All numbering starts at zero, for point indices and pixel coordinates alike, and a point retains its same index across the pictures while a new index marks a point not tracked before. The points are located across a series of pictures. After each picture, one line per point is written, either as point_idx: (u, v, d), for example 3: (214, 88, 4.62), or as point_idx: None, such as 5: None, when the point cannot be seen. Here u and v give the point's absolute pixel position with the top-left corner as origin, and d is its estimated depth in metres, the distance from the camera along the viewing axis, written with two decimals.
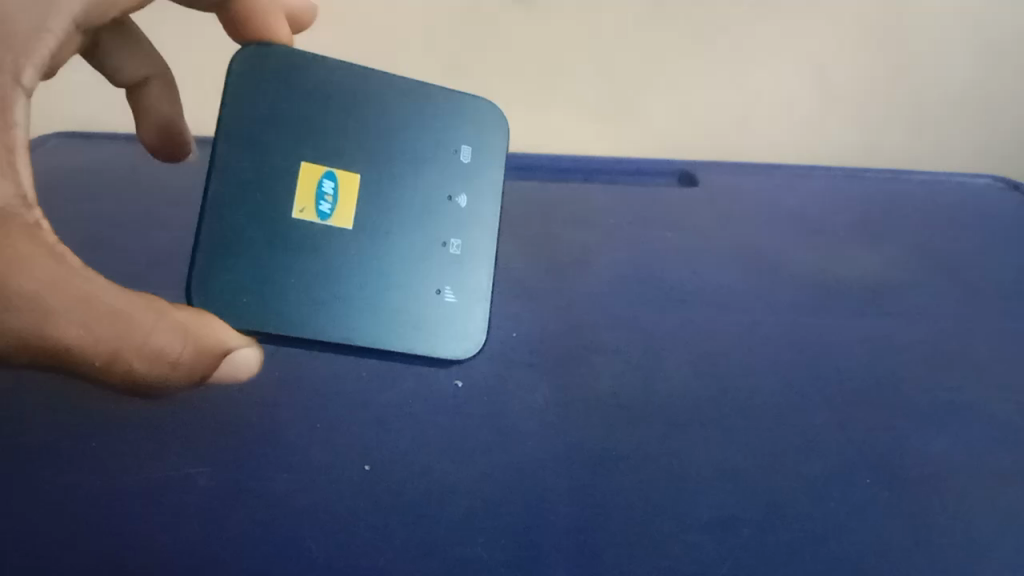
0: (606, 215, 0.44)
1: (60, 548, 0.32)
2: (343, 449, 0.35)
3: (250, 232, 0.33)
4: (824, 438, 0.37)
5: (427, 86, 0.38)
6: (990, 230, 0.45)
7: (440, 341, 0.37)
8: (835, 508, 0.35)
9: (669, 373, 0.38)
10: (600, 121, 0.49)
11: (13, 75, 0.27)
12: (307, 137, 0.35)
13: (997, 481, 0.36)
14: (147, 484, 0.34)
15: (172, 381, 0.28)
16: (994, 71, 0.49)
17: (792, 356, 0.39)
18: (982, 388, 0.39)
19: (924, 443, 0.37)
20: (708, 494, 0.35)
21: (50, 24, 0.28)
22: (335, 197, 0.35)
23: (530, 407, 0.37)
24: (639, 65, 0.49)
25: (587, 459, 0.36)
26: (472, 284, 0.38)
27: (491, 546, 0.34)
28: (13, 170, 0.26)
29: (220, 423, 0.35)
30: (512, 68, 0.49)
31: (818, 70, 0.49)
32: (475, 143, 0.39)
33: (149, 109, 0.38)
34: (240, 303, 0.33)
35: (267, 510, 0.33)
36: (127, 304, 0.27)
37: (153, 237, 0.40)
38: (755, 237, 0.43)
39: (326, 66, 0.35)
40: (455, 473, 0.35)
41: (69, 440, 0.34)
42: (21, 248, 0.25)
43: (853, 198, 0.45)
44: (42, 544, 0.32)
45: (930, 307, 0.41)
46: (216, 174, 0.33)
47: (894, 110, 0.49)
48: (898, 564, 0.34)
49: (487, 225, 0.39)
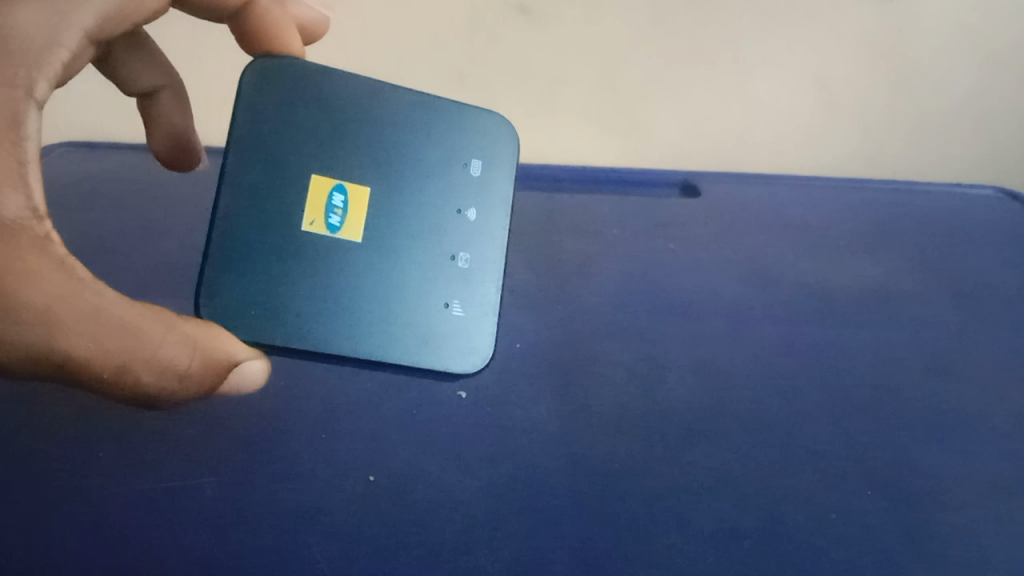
0: (609, 226, 0.44)
1: (60, 556, 0.32)
2: (347, 461, 0.35)
3: (259, 245, 0.33)
4: (826, 447, 0.37)
5: (437, 100, 0.38)
6: (987, 241, 0.45)
7: (447, 355, 0.37)
8: (836, 518, 0.35)
9: (673, 383, 0.38)
10: (604, 132, 0.50)
11: (25, 88, 0.27)
12: (318, 151, 0.35)
13: (998, 492, 0.37)
14: (151, 494, 0.33)
15: (180, 392, 0.28)
16: (995, 83, 0.50)
17: (795, 365, 0.39)
18: (982, 398, 0.39)
19: (924, 452, 0.37)
20: (711, 505, 0.35)
21: (62, 38, 0.28)
22: (345, 210, 0.35)
23: (535, 418, 0.37)
24: (642, 76, 0.49)
25: (592, 469, 0.36)
26: (479, 298, 0.38)
27: (494, 556, 0.33)
28: (23, 182, 0.26)
29: (227, 434, 0.35)
30: (516, 79, 0.49)
31: (819, 81, 0.50)
32: (484, 156, 0.39)
33: (160, 119, 0.39)
34: (249, 315, 0.33)
35: (268, 521, 0.33)
36: (136, 316, 0.27)
37: (159, 249, 0.41)
38: (758, 247, 0.44)
39: (337, 80, 0.36)
40: (459, 484, 0.35)
41: (75, 449, 0.34)
42: (30, 261, 0.25)
43: (852, 208, 0.46)
44: (43, 552, 0.32)
45: (929, 317, 0.42)
46: (226, 186, 0.33)
47: (893, 122, 0.50)
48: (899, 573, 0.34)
49: (495, 239, 0.39)
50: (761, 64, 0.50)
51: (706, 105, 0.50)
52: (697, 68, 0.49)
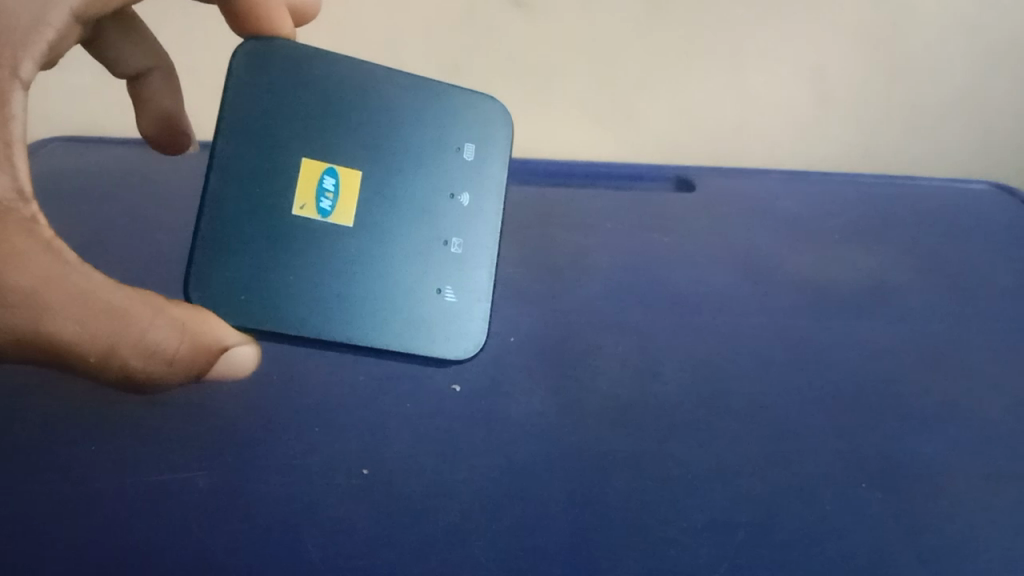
0: (603, 219, 0.44)
1: (53, 550, 0.31)
2: (341, 453, 0.35)
3: (249, 229, 0.33)
4: (819, 443, 0.37)
5: (429, 83, 0.38)
6: (984, 233, 0.45)
7: (440, 342, 0.37)
8: (830, 512, 0.35)
9: (666, 376, 0.38)
10: (599, 123, 0.49)
11: (10, 69, 0.26)
12: (309, 134, 0.35)
13: (991, 483, 0.37)
14: (144, 487, 0.33)
15: (169, 376, 0.28)
16: (994, 71, 0.49)
17: (790, 361, 0.39)
18: (976, 391, 0.39)
19: (918, 446, 0.38)
20: (705, 497, 0.35)
21: (49, 17, 0.27)
22: (336, 194, 0.35)
23: (530, 411, 0.37)
24: (637, 65, 0.49)
25: (586, 461, 0.36)
26: (472, 283, 0.38)
27: (490, 548, 0.33)
28: (10, 164, 0.26)
29: (221, 427, 0.35)
30: (512, 66, 0.49)
31: (814, 71, 0.49)
32: (477, 140, 0.39)
33: (150, 101, 0.38)
34: (240, 299, 0.32)
35: (263, 512, 0.33)
36: (124, 299, 0.27)
37: (152, 239, 0.40)
38: (752, 242, 0.43)
39: (327, 61, 0.35)
40: (454, 477, 0.35)
41: (66, 442, 0.34)
42: (18, 243, 0.25)
43: (851, 202, 0.46)
44: (36, 546, 0.31)
45: (924, 312, 0.42)
46: (215, 170, 0.33)
47: (891, 112, 0.50)
48: (894, 568, 0.34)
49: (489, 223, 0.39)
50: (757, 59, 0.49)
51: (704, 99, 0.49)
52: (693, 60, 0.49)
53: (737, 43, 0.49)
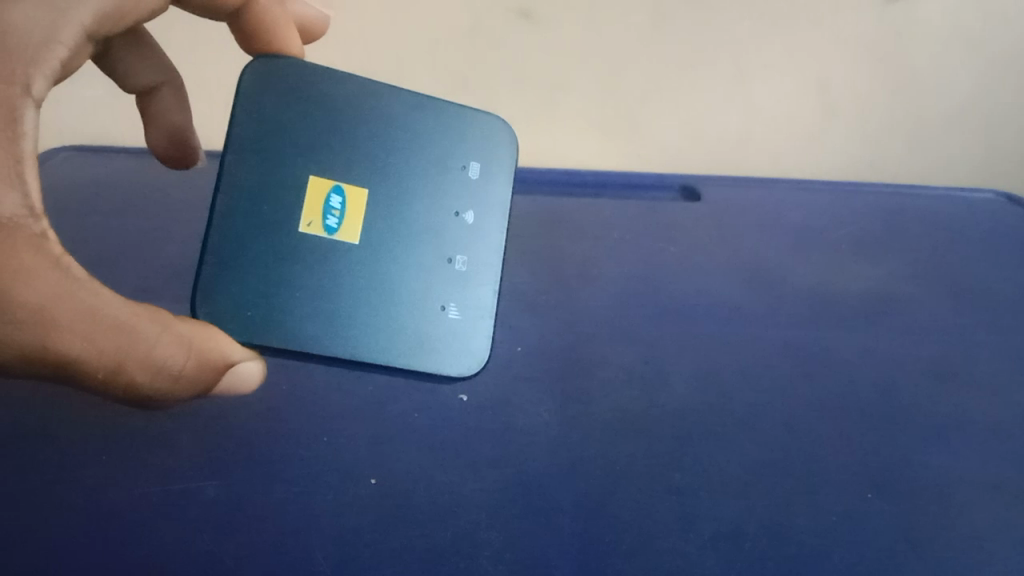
0: (608, 228, 0.44)
1: (62, 552, 0.32)
2: (347, 464, 0.35)
3: (256, 245, 0.33)
4: (825, 452, 0.37)
5: (435, 101, 0.38)
6: (988, 244, 0.45)
7: (444, 359, 0.36)
8: (835, 522, 0.35)
9: (672, 387, 0.38)
10: (602, 137, 0.49)
11: (22, 86, 0.26)
12: (315, 152, 0.35)
13: (997, 494, 0.36)
14: (154, 497, 0.33)
15: (175, 392, 0.28)
16: (999, 83, 0.50)
17: (796, 370, 0.39)
18: (984, 403, 0.39)
19: (925, 456, 0.37)
20: (709, 507, 0.35)
21: (60, 35, 0.28)
22: (342, 212, 0.35)
23: (536, 422, 0.37)
24: (642, 77, 0.49)
25: (593, 471, 0.35)
26: (475, 300, 0.38)
27: (495, 558, 0.33)
28: (20, 181, 0.26)
29: (230, 436, 0.35)
30: (517, 78, 0.49)
31: (818, 82, 0.49)
32: (482, 158, 0.39)
33: (160, 116, 0.38)
34: (246, 316, 0.32)
35: (271, 521, 0.33)
36: (131, 316, 0.27)
37: (160, 250, 0.40)
38: (758, 252, 0.43)
39: (335, 79, 0.36)
40: (461, 487, 0.35)
41: (78, 451, 0.34)
42: (26, 260, 0.25)
43: (855, 210, 0.46)
44: (46, 548, 0.32)
45: (930, 322, 0.42)
46: (224, 186, 0.33)
47: (895, 122, 0.50)
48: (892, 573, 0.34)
49: (493, 242, 0.39)
50: (759, 69, 0.49)
51: (707, 108, 0.49)
52: (697, 70, 0.49)
53: (739, 54, 0.49)
